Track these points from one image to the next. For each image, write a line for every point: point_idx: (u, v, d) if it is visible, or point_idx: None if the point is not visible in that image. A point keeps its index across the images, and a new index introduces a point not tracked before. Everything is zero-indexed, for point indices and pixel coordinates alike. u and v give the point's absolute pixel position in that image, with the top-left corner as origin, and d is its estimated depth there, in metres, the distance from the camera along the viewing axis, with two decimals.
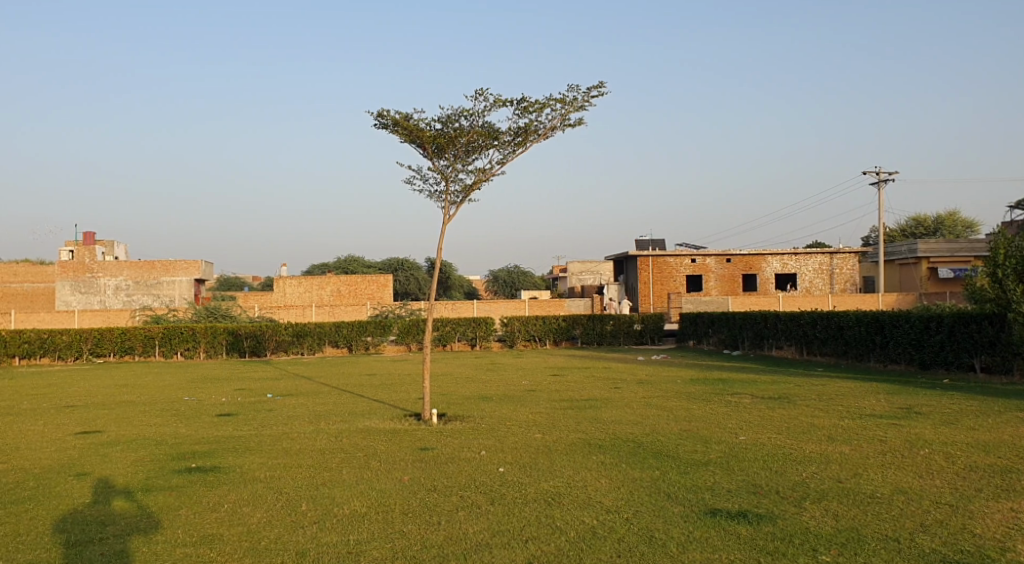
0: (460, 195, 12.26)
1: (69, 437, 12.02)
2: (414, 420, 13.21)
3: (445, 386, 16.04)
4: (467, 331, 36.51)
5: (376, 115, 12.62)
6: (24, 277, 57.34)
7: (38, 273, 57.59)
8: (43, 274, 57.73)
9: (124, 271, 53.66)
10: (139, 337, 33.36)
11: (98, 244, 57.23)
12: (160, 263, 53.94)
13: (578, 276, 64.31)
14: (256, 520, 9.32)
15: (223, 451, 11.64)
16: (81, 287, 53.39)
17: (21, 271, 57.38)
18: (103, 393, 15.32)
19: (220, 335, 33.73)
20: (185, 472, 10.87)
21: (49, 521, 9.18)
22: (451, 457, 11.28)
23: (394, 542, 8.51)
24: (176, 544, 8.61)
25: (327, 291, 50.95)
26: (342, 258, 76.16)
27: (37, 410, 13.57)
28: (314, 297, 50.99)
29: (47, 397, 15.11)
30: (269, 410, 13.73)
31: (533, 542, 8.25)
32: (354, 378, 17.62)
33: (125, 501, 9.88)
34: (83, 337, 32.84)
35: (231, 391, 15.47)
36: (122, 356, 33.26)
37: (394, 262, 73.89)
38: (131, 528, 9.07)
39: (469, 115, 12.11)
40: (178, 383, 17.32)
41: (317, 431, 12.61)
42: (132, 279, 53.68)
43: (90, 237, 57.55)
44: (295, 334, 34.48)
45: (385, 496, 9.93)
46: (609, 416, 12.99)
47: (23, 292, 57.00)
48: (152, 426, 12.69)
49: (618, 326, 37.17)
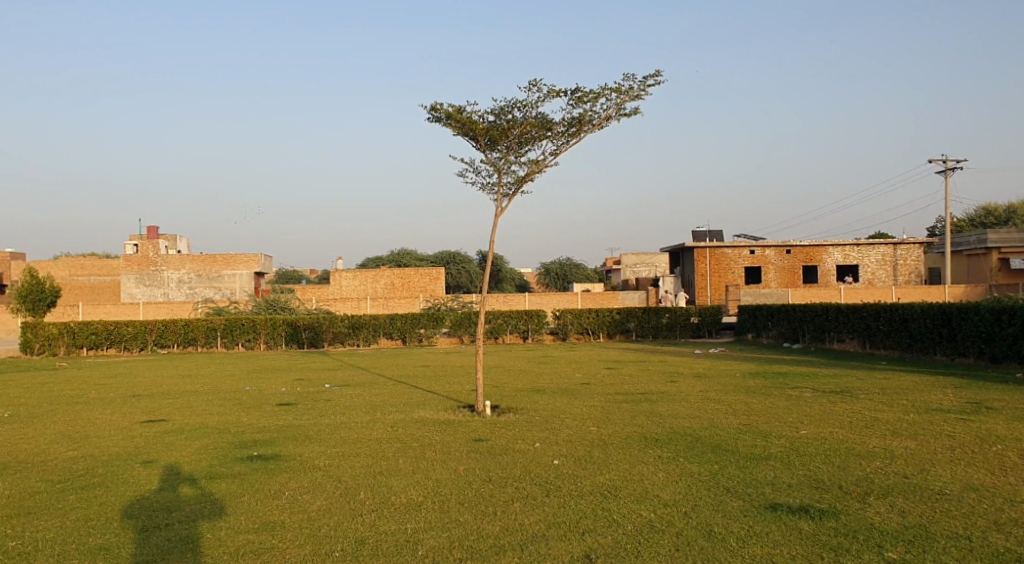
0: (513, 187, 12.20)
1: (136, 426, 12.39)
2: (467, 411, 13.27)
3: (499, 378, 16.04)
4: (519, 323, 36.59)
5: (429, 108, 12.63)
6: (91, 271, 59.41)
7: (105, 267, 59.54)
8: (109, 267, 59.65)
9: (187, 264, 55.20)
10: (202, 329, 34.20)
11: (161, 239, 58.96)
12: (221, 256, 55.27)
13: (633, 268, 64.07)
14: (316, 507, 9.49)
15: (284, 439, 11.83)
16: (146, 279, 54.95)
17: (89, 265, 59.41)
18: (167, 383, 15.74)
19: (280, 327, 34.41)
20: (247, 459, 11.09)
21: (117, 507, 9.48)
22: (506, 448, 11.26)
23: (450, 532, 8.57)
24: (239, 531, 8.83)
25: (381, 284, 51.52)
26: (396, 252, 77.14)
27: (104, 399, 14.05)
28: (368, 289, 51.65)
29: (111, 386, 15.60)
30: (327, 400, 13.97)
31: (590, 533, 8.23)
32: (409, 369, 17.80)
33: (191, 487, 10.16)
34: (148, 329, 33.80)
35: (288, 381, 15.78)
36: (185, 347, 34.17)
37: (447, 255, 74.73)
38: (196, 514, 9.32)
39: (522, 107, 12.05)
40: (239, 373, 17.76)
41: (373, 420, 12.74)
42: (194, 272, 55.18)
43: (154, 232, 59.30)
44: (350, 326, 34.98)
45: (442, 486, 9.99)
46: (665, 409, 12.85)
47: (90, 285, 59.05)
48: (214, 415, 13.00)
49: (674, 319, 36.84)
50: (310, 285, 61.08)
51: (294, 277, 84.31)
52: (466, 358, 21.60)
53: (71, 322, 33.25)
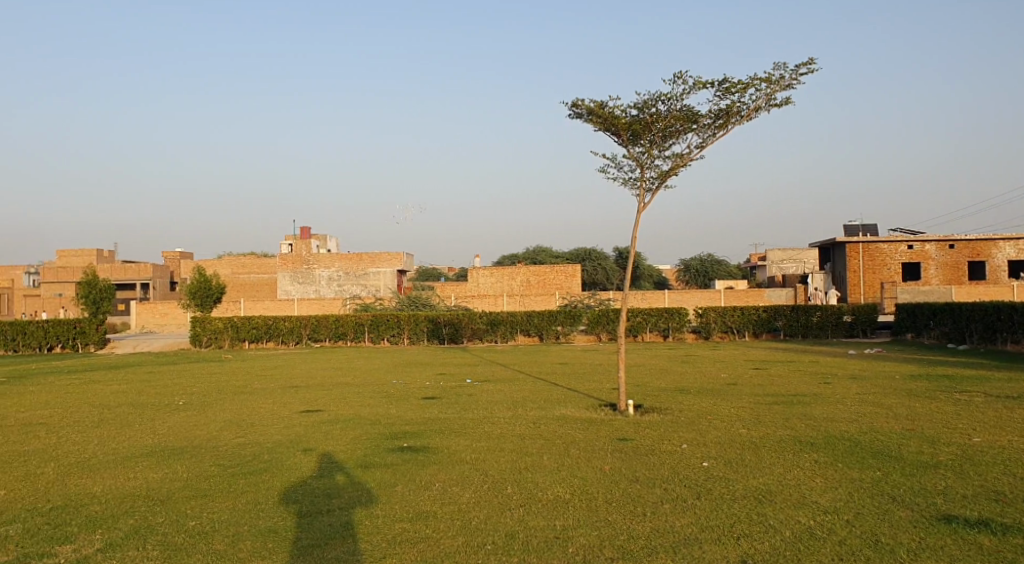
0: (656, 181, 11.99)
1: (295, 415, 13.09)
2: (610, 410, 13.16)
3: (640, 377, 15.84)
4: (659, 321, 36.13)
5: (571, 105, 12.61)
6: (251, 269, 63.56)
7: (262, 265, 63.53)
8: (266, 265, 63.59)
9: (336, 263, 57.96)
10: (351, 324, 35.86)
11: (311, 238, 62.18)
12: (367, 255, 57.63)
13: (779, 264, 61.93)
14: (466, 500, 9.69)
15: (432, 432, 12.15)
16: (299, 277, 58.14)
17: (249, 263, 63.55)
18: (322, 376, 16.56)
19: (422, 323, 35.54)
20: (398, 450, 11.48)
21: (282, 492, 10.04)
22: (652, 448, 11.09)
23: (600, 531, 8.52)
24: (395, 519, 9.15)
25: (518, 281, 52.17)
26: (531, 249, 78.00)
27: (266, 389, 14.95)
28: (505, 287, 52.45)
29: (272, 377, 16.57)
30: (469, 395, 14.25)
31: (746, 538, 7.96)
32: (548, 366, 17.91)
33: (347, 475, 10.62)
34: (302, 324, 35.78)
35: (432, 375, 16.23)
36: (336, 341, 35.92)
37: (582, 252, 74.93)
38: (353, 500, 9.74)
39: (667, 99, 11.81)
40: (387, 367, 18.44)
41: (516, 416, 12.87)
42: (342, 270, 57.86)
43: (307, 232, 62.68)
44: (489, 323, 35.50)
45: (589, 484, 9.96)
46: (819, 412, 12.27)
47: (249, 282, 63.09)
48: (365, 406, 13.54)
49: (825, 318, 35.11)
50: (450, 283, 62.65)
51: (434, 274, 86.81)
52: (608, 356, 21.48)
53: (236, 317, 35.63)
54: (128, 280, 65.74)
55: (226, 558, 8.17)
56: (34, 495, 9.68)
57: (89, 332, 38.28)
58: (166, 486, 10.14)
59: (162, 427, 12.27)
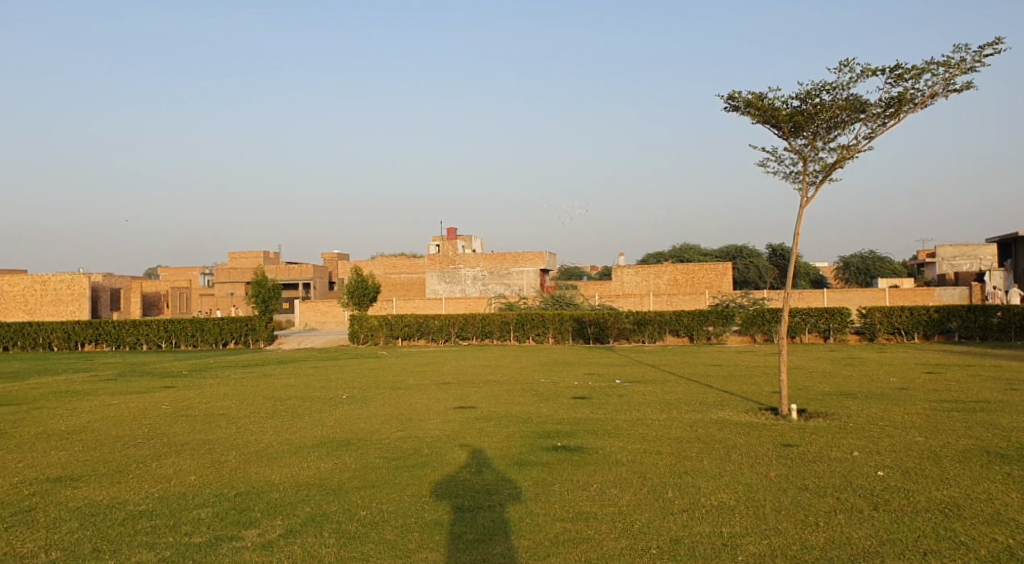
0: (820, 174, 11.43)
1: (449, 411, 13.40)
2: (770, 414, 12.69)
3: (800, 380, 15.18)
4: (819, 322, 34.79)
5: (727, 97, 12.22)
6: (401, 269, 66.01)
7: (411, 265, 65.89)
8: (415, 265, 65.91)
9: (481, 262, 59.17)
10: (497, 323, 36.66)
11: (456, 239, 63.84)
12: (511, 255, 58.52)
13: (950, 261, 58.14)
14: (626, 502, 9.58)
15: (586, 432, 12.11)
16: (446, 277, 59.79)
17: (399, 264, 66.10)
18: (473, 373, 16.90)
19: (567, 322, 35.71)
20: (553, 449, 11.51)
21: (442, 486, 10.29)
22: (819, 455, 10.59)
23: (770, 539, 8.21)
24: (555, 518, 9.18)
25: (664, 279, 51.41)
26: (678, 247, 76.93)
27: (420, 385, 15.42)
28: (651, 285, 51.89)
29: (425, 373, 17.08)
30: (621, 395, 14.12)
31: (934, 556, 7.43)
32: (700, 367, 17.51)
33: (504, 472, 10.76)
34: (450, 322, 36.97)
35: (581, 375, 16.22)
36: (482, 340, 36.81)
37: (733, 248, 73.25)
38: (511, 498, 9.85)
39: (832, 89, 11.25)
40: (536, 365, 18.63)
41: (671, 419, 12.63)
42: (487, 270, 58.97)
43: (454, 233, 64.58)
44: (636, 323, 35.00)
45: (754, 491, 9.62)
46: (1008, 422, 11.30)
47: (399, 282, 65.52)
48: (517, 404, 13.69)
49: (1008, 318, 32.30)
50: (595, 282, 62.54)
51: (577, 273, 87.14)
52: (764, 357, 20.75)
53: (388, 315, 37.44)
54: (291, 279, 69.69)
55: (397, 548, 8.43)
56: (220, 481, 10.41)
57: (258, 329, 41.20)
58: (336, 476, 10.64)
59: (328, 419, 12.93)
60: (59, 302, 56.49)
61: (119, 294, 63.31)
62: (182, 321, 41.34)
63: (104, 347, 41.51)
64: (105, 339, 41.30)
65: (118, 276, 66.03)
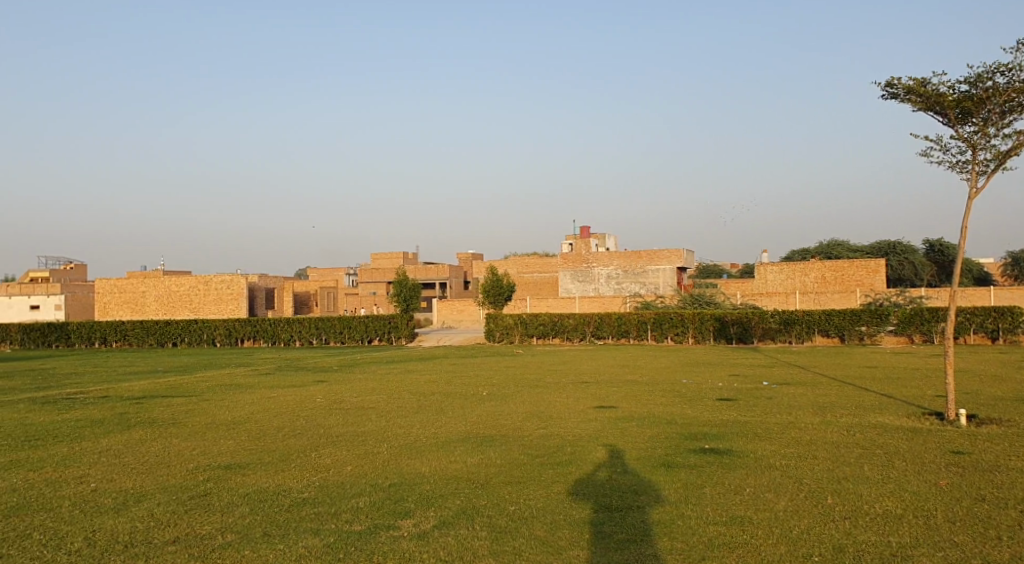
0: (992, 163, 10.67)
1: (591, 410, 13.40)
2: (935, 419, 11.94)
3: (965, 384, 14.22)
4: (986, 321, 32.53)
5: (885, 85, 11.62)
6: (534, 268, 66.86)
7: (545, 264, 66.67)
8: (548, 265, 66.65)
9: (615, 260, 59.03)
10: (634, 322, 36.81)
11: (590, 238, 64.00)
12: (646, 253, 58.01)
13: None
14: (782, 507, 9.24)
15: (734, 435, 11.80)
16: (579, 276, 60.00)
17: (533, 263, 67.00)
18: (611, 372, 16.86)
19: (708, 321, 35.13)
20: (700, 451, 11.27)
21: (589, 484, 10.28)
22: (995, 465, 9.85)
23: (946, 552, 7.69)
24: (708, 521, 8.96)
25: (810, 277, 49.53)
26: (825, 244, 74.17)
27: (559, 384, 15.51)
28: (796, 284, 50.10)
29: (565, 372, 17.19)
30: (768, 397, 13.69)
31: None
32: (852, 369, 16.74)
33: (651, 472, 10.62)
34: (586, 321, 37.56)
35: (724, 376, 15.85)
36: (619, 339, 37.07)
37: (885, 244, 69.77)
38: (661, 499, 9.70)
39: (1006, 71, 10.48)
40: (676, 365, 18.38)
41: (824, 422, 12.11)
42: (622, 268, 58.75)
43: (587, 232, 65.05)
44: (782, 323, 33.72)
45: (923, 500, 9.06)
46: None
47: (531, 281, 66.31)
48: (660, 405, 13.52)
49: None
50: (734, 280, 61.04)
51: (716, 271, 85.51)
52: (926, 360, 19.53)
53: (524, 313, 38.56)
54: (429, 279, 72.10)
55: (548, 545, 8.42)
56: (374, 472, 10.84)
57: (400, 327, 43.20)
58: (483, 471, 10.84)
59: (471, 416, 13.26)
60: (220, 301, 61.03)
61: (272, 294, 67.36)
62: (331, 318, 43.93)
63: (261, 344, 44.47)
64: (262, 335, 44.26)
65: (271, 276, 70.58)
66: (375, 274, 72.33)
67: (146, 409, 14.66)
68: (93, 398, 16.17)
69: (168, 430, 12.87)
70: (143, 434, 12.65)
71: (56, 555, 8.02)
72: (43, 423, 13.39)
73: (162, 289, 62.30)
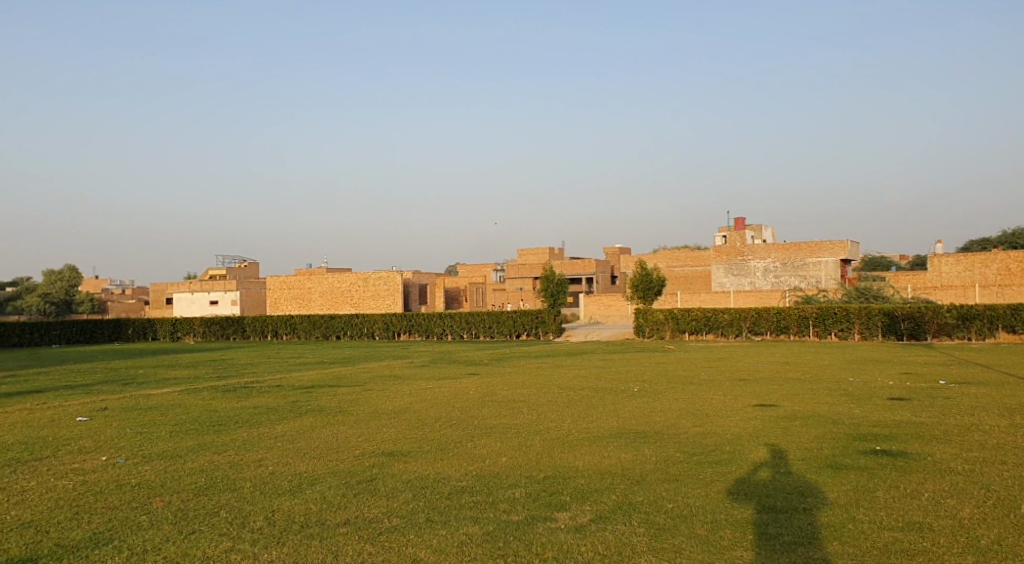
0: None
1: (749, 409, 12.97)
2: None
3: None
4: None
5: None
6: (686, 262, 65.68)
7: (697, 258, 65.39)
8: (700, 258, 65.32)
9: (772, 253, 57.00)
10: (794, 317, 35.28)
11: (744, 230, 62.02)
12: (806, 245, 55.58)
13: None
14: (966, 514, 8.54)
15: (909, 437, 11.05)
16: (734, 269, 58.52)
17: (684, 257, 65.78)
18: (770, 369, 16.28)
19: (876, 316, 33.21)
20: (871, 453, 10.62)
21: (749, 484, 9.93)
22: None
23: None
24: (882, 526, 8.43)
25: (993, 269, 45.81)
26: (1010, 233, 68.21)
27: (714, 381, 15.14)
28: (976, 276, 46.44)
29: (720, 369, 16.77)
30: (947, 398, 12.73)
31: None
32: None
33: (818, 474, 10.12)
34: (742, 316, 36.35)
35: (895, 374, 14.92)
36: (777, 335, 35.62)
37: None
38: (828, 501, 9.22)
39: None
40: (841, 363, 17.50)
41: (1014, 426, 11.10)
42: (779, 261, 56.72)
43: (742, 224, 63.20)
44: (960, 318, 31.56)
45: None
46: None
47: (684, 275, 65.38)
48: (825, 404, 12.89)
49: None
50: (902, 272, 57.64)
51: (885, 262, 80.67)
52: None
53: (675, 308, 37.98)
54: (577, 274, 72.63)
55: (710, 544, 8.17)
56: (530, 464, 10.99)
57: (548, 322, 43.17)
58: (639, 467, 10.73)
59: (624, 412, 13.19)
60: (378, 297, 63.84)
61: (425, 290, 69.27)
62: (480, 313, 45.00)
63: (416, 337, 46.87)
64: (417, 329, 46.63)
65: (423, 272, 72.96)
66: (523, 270, 73.60)
67: (314, 397, 15.61)
68: (268, 386, 17.42)
69: (335, 418, 13.63)
70: (312, 421, 13.46)
71: (241, 532, 8.66)
72: (227, 409, 14.56)
73: (324, 284, 66.10)
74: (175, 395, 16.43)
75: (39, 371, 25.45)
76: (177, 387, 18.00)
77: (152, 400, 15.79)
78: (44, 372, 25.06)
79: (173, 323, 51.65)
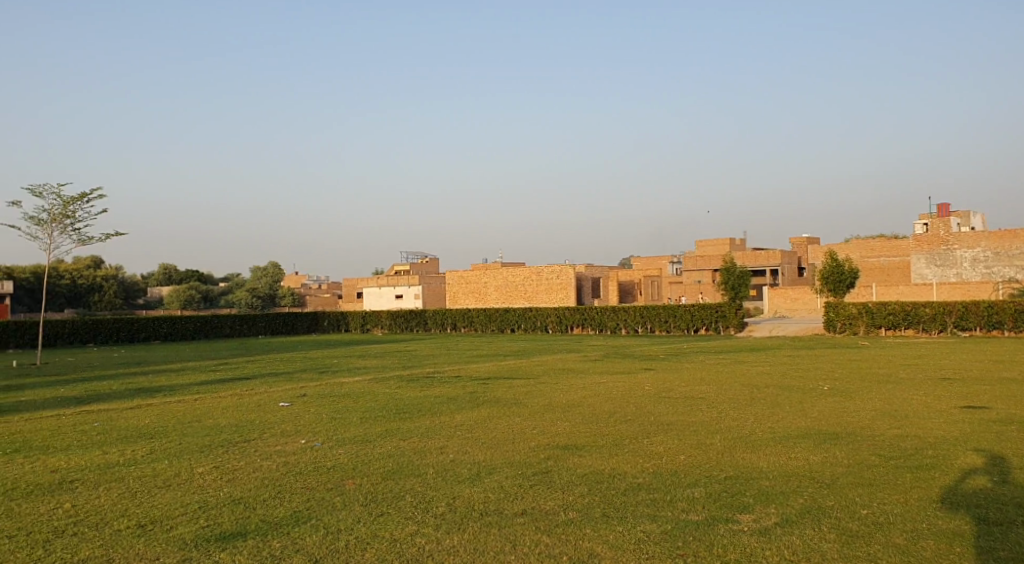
0: None
1: (956, 411, 11.81)
2: None
3: None
4: None
5: None
6: (881, 252, 61.11)
7: (894, 248, 60.63)
8: (898, 248, 60.52)
9: (983, 242, 51.72)
10: (1009, 311, 31.90)
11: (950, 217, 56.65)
12: None
13: None
14: None
15: None
16: (937, 259, 53.70)
17: (879, 247, 61.20)
18: (980, 368, 14.77)
19: None
20: None
21: (956, 492, 9.02)
22: None
23: None
24: None
25: None
26: None
27: (913, 380, 13.95)
28: None
29: (921, 367, 15.43)
30: None
31: None
32: None
33: None
34: (947, 311, 33.46)
35: None
36: (989, 331, 32.46)
37: None
38: None
39: None
40: None
41: None
42: (991, 250, 51.37)
43: (947, 210, 57.74)
44: None
45: None
46: None
47: (880, 266, 60.82)
48: None
49: None
50: None
51: None
52: None
53: (870, 301, 35.39)
54: (759, 266, 69.67)
55: (910, 555, 7.49)
56: (709, 463, 10.64)
57: (729, 316, 41.58)
58: (829, 470, 10.07)
59: (810, 412, 12.46)
60: (552, 290, 64.54)
61: (599, 283, 68.88)
62: (656, 308, 44.33)
63: (590, 331, 47.08)
64: (590, 323, 46.77)
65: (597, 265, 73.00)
66: (700, 262, 71.64)
67: (491, 389, 16.03)
68: (448, 377, 18.14)
69: (511, 410, 13.91)
70: (489, 412, 13.80)
71: (425, 517, 9.03)
72: (410, 398, 15.27)
73: (500, 278, 67.83)
74: (364, 384, 17.50)
75: (250, 359, 28.02)
76: (367, 376, 19.16)
77: (345, 387, 16.90)
78: (254, 359, 27.54)
79: (362, 315, 55.67)
